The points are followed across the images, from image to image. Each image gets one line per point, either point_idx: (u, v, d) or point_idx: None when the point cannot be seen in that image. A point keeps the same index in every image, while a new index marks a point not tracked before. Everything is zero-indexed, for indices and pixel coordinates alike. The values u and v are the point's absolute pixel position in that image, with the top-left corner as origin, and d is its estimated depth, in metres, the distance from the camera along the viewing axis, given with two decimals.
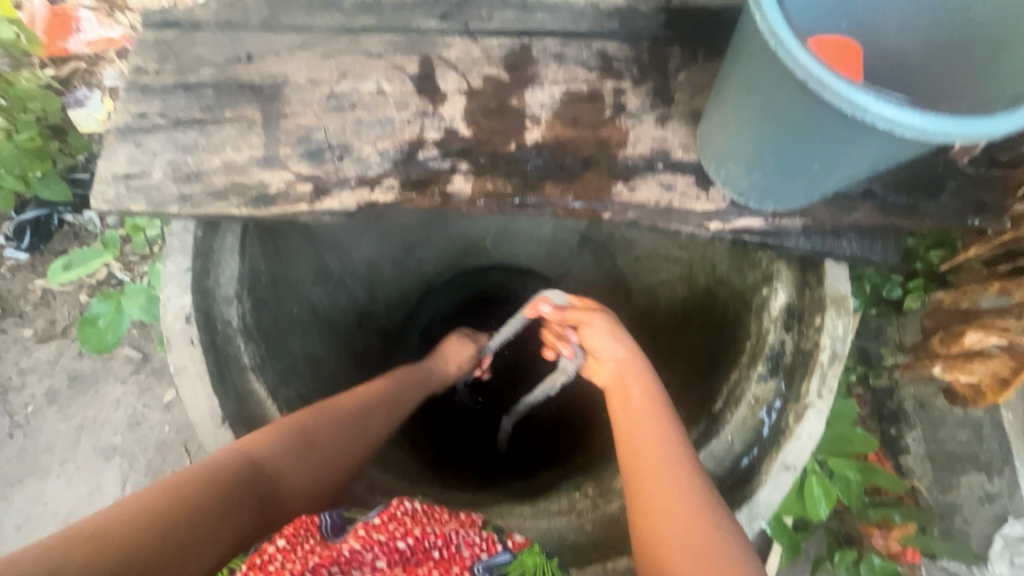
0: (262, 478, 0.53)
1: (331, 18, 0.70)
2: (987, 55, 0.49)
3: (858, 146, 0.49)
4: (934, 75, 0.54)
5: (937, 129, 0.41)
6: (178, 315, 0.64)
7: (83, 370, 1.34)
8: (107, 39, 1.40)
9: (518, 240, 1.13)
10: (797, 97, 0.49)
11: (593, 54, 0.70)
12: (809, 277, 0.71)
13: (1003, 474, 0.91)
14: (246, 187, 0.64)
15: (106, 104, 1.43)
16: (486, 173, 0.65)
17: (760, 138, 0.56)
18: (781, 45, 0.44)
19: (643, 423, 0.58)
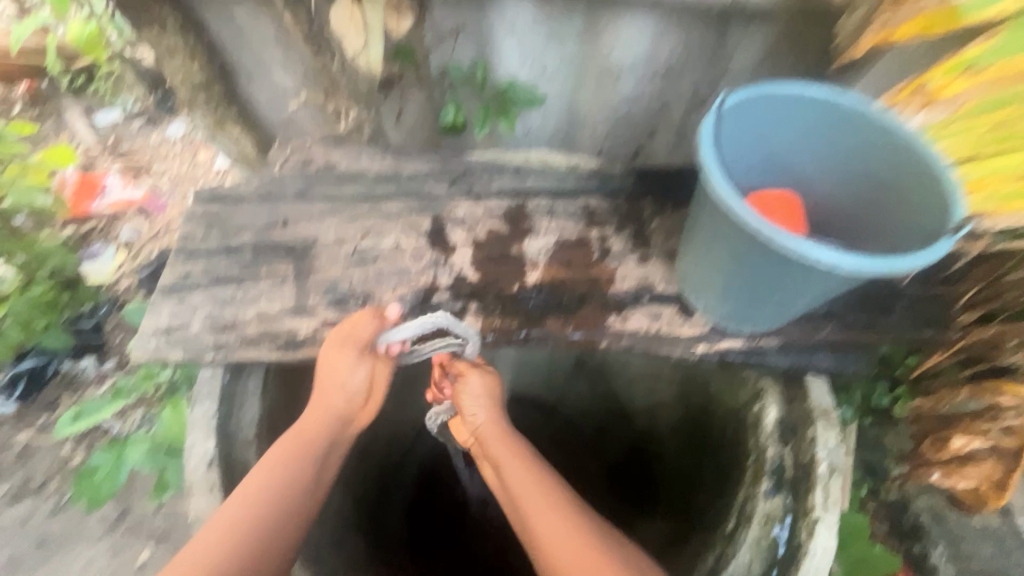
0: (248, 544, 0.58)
1: (356, 189, 0.84)
2: (898, 201, 0.61)
3: (812, 278, 0.58)
4: (861, 216, 0.65)
5: (867, 267, 0.51)
6: (200, 461, 0.66)
7: (53, 531, 1.27)
8: (127, 199, 1.62)
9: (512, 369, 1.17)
10: (752, 243, 0.59)
11: (578, 208, 0.83)
12: (794, 392, 0.76)
13: None
14: (277, 334, 0.71)
15: (120, 254, 1.54)
16: (493, 311, 0.73)
17: (729, 273, 0.65)
18: (731, 208, 0.55)
19: (524, 483, 0.70)
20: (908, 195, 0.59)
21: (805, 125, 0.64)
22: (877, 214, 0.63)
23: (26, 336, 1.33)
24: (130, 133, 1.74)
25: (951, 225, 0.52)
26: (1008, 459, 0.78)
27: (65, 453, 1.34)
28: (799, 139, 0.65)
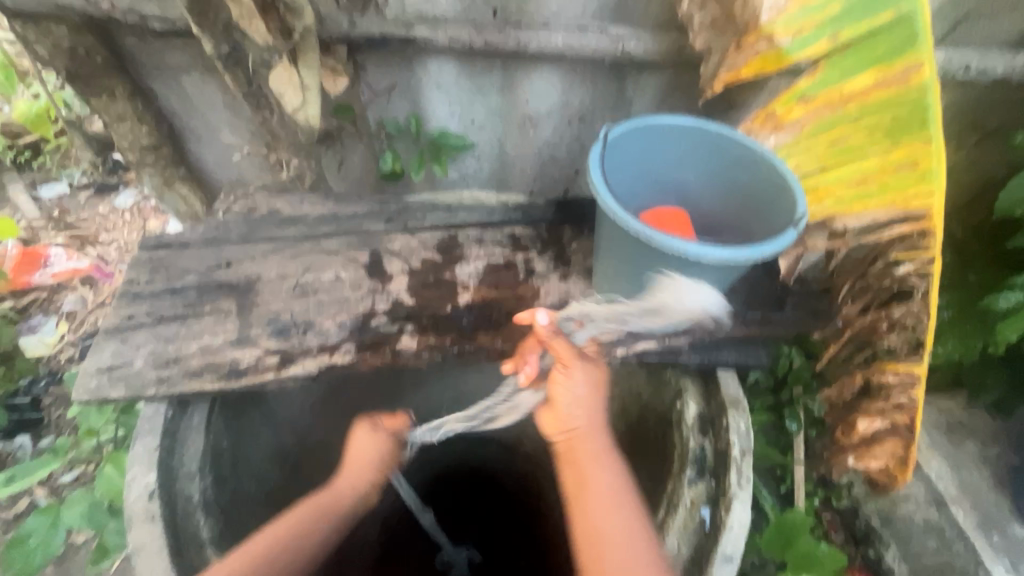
0: None
1: (298, 230, 0.90)
2: (759, 205, 0.71)
3: (694, 273, 0.68)
4: (736, 223, 0.76)
5: (728, 255, 0.61)
6: (141, 493, 0.67)
7: None
8: (72, 268, 1.60)
9: None
10: (640, 247, 0.68)
11: (505, 236, 0.92)
12: (710, 387, 0.84)
13: None
14: (219, 365, 0.74)
15: (61, 326, 1.52)
16: (428, 330, 0.79)
17: (631, 277, 0.74)
18: (616, 215, 0.64)
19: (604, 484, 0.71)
20: (765, 202, 0.71)
21: (682, 150, 0.75)
22: (747, 220, 0.74)
23: None
24: (76, 205, 1.75)
25: (796, 218, 0.63)
26: (904, 434, 0.88)
27: None
28: (677, 161, 0.76)
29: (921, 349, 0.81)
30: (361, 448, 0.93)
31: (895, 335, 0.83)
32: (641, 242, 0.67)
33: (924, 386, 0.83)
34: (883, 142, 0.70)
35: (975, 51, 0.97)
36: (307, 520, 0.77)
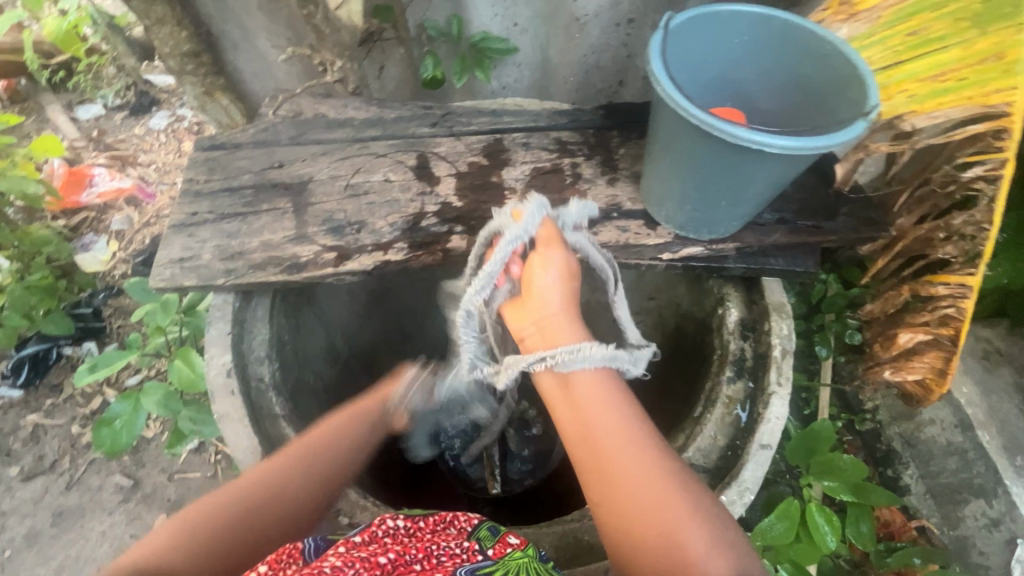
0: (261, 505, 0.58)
1: (344, 133, 0.91)
2: (825, 100, 0.68)
3: (748, 169, 0.66)
4: (798, 123, 0.73)
5: (790, 144, 0.60)
6: (220, 370, 0.74)
7: (69, 505, 1.32)
8: (116, 188, 1.63)
9: None
10: (695, 140, 0.66)
11: (552, 141, 0.91)
12: (753, 294, 0.86)
13: (999, 496, 1.09)
14: (281, 259, 0.78)
15: (112, 245, 1.58)
16: (477, 232, 0.81)
17: (681, 177, 0.73)
18: (674, 101, 0.62)
19: (609, 417, 0.58)
20: (828, 99, 0.68)
21: (747, 42, 0.71)
22: (805, 120, 0.71)
23: (28, 323, 1.40)
24: (113, 126, 1.77)
25: (866, 110, 0.60)
26: (947, 347, 0.87)
27: (74, 432, 1.40)
28: (738, 56, 0.73)
29: (979, 261, 0.78)
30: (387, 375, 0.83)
31: (949, 246, 0.81)
32: (697, 135, 0.65)
33: (974, 299, 0.81)
34: (972, 30, 0.66)
35: None
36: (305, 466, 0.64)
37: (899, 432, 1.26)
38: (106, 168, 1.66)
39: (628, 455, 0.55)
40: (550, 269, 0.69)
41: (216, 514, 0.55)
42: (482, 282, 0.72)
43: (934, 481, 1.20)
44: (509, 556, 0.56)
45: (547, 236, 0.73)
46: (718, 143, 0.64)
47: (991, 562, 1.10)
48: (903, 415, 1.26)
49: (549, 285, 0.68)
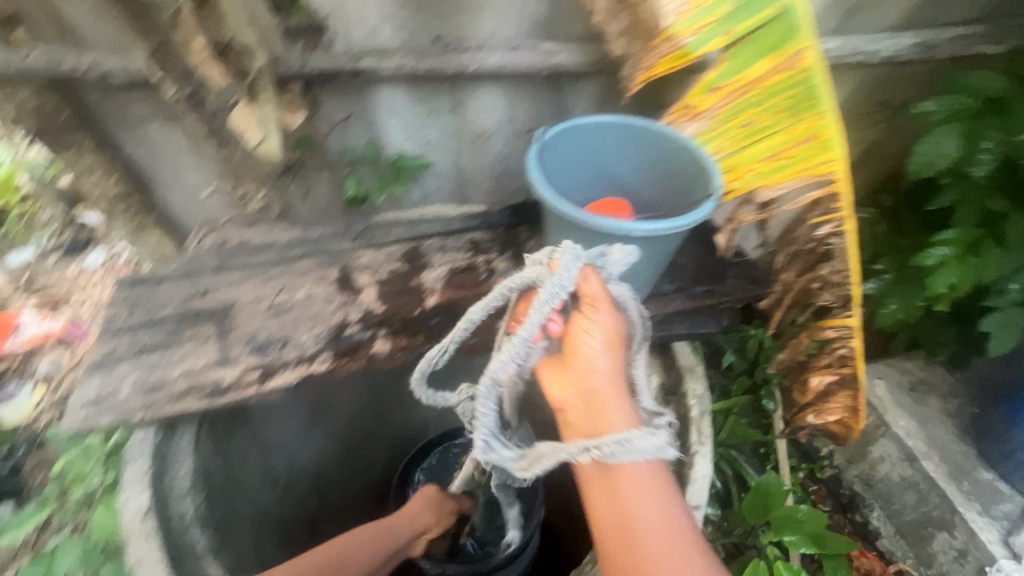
0: None
1: (268, 256, 0.95)
2: (684, 186, 0.80)
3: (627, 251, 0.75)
4: (668, 205, 0.84)
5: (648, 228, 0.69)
6: (136, 511, 0.71)
7: None
8: (45, 331, 1.58)
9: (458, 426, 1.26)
10: (578, 231, 0.75)
11: (465, 241, 0.99)
12: (668, 361, 0.91)
13: (959, 526, 1.14)
14: (203, 384, 0.78)
15: (37, 390, 1.50)
16: (400, 333, 0.84)
17: None
18: (551, 201, 0.72)
19: (654, 516, 0.60)
20: (688, 183, 0.79)
21: (617, 142, 0.83)
22: (676, 201, 0.82)
23: None
24: (45, 269, 1.75)
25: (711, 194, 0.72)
26: (852, 385, 0.96)
27: None
28: (611, 154, 0.85)
29: (853, 304, 0.89)
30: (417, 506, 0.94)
31: (827, 293, 0.92)
32: (578, 227, 0.74)
33: (859, 337, 0.91)
34: (787, 119, 0.79)
35: (884, 32, 1.05)
36: (356, 546, 0.83)
37: (858, 474, 1.34)
38: (34, 312, 1.61)
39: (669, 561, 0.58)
40: (602, 351, 0.63)
41: None
42: (517, 346, 0.60)
43: (900, 520, 1.27)
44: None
45: (591, 295, 0.63)
46: (596, 233, 0.73)
47: None
48: (857, 456, 1.35)
49: (600, 362, 0.63)
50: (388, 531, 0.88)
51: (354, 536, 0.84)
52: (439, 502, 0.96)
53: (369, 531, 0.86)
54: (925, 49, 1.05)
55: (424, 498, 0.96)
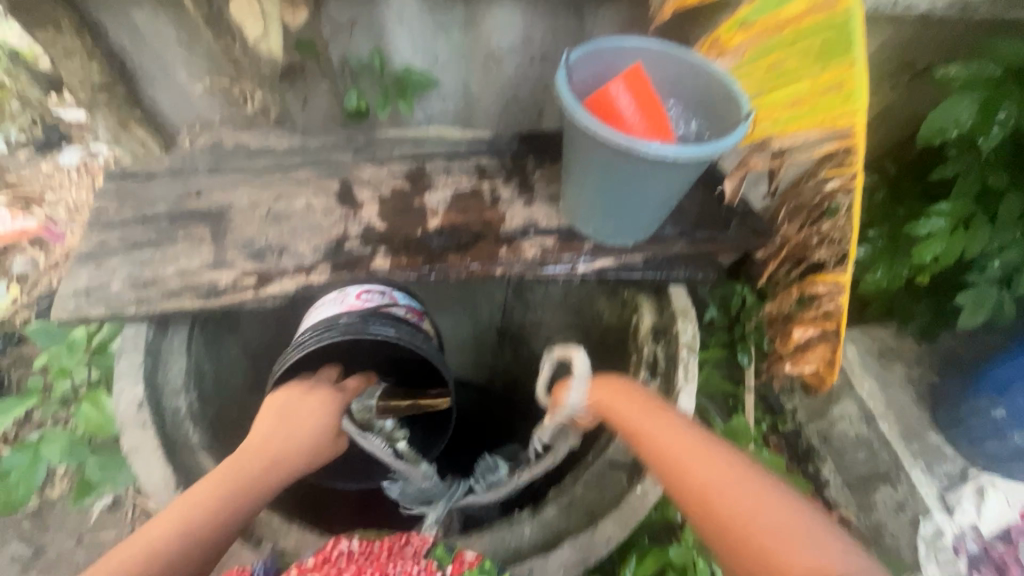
0: (210, 519, 0.57)
1: (265, 160, 0.91)
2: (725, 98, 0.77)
3: (656, 176, 0.74)
4: (707, 106, 0.81)
5: (680, 154, 0.69)
6: (131, 403, 0.70)
7: None
8: (19, 229, 1.51)
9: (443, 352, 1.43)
10: (611, 155, 0.72)
11: (472, 165, 0.95)
12: (662, 300, 0.93)
13: (902, 481, 1.40)
14: (198, 284, 0.77)
15: (13, 290, 1.47)
16: (400, 251, 0.83)
17: (590, 182, 0.80)
18: (568, 105, 0.70)
19: (692, 447, 0.60)
20: (714, 113, 0.80)
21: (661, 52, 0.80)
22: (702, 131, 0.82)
23: None
24: (17, 164, 1.62)
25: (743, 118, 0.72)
26: (831, 340, 1.00)
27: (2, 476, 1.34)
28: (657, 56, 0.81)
29: (846, 260, 0.92)
30: (304, 416, 0.74)
31: (825, 248, 0.94)
32: (614, 149, 0.71)
33: (847, 294, 0.95)
34: (814, 65, 0.80)
35: None
36: (269, 466, 0.66)
37: None
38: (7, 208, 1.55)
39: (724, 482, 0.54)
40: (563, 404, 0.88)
41: (207, 507, 0.57)
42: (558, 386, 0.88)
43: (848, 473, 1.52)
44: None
45: None
46: (625, 157, 0.71)
47: None
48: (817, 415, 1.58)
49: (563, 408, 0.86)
50: (287, 466, 0.68)
51: (278, 451, 0.68)
52: (321, 445, 0.74)
53: (220, 490, 0.59)
54: (962, 10, 1.05)
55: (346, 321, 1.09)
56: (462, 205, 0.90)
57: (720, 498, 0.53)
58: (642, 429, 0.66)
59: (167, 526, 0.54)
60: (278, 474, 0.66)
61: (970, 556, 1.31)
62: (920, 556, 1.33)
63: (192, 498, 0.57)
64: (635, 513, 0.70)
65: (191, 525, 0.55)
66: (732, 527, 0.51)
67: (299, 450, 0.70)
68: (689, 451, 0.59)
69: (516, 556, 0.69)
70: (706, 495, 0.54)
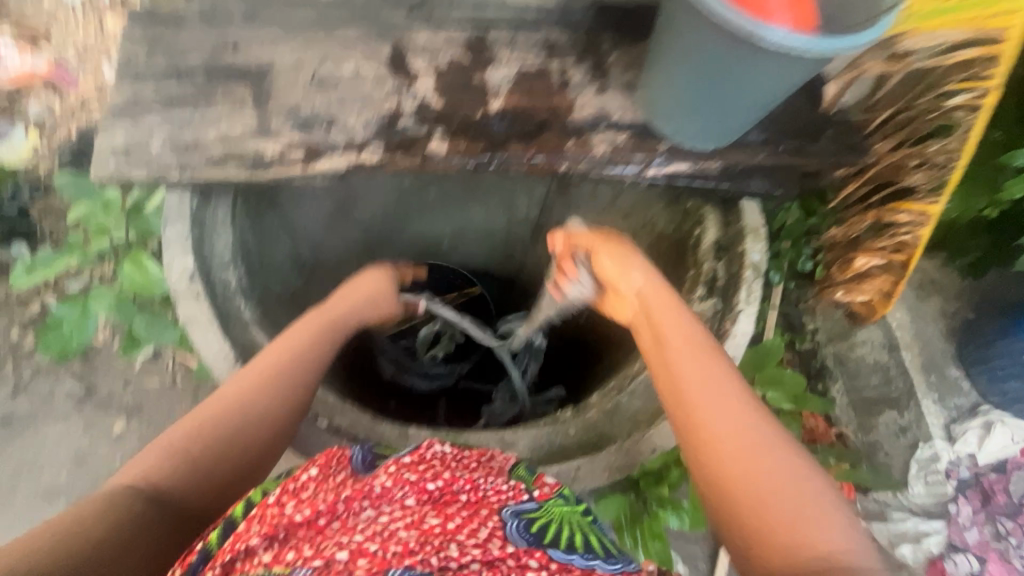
0: (251, 408, 0.56)
1: (306, 12, 0.79)
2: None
3: (769, 72, 0.64)
4: None
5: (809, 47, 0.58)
6: (182, 274, 0.69)
7: (22, 409, 1.44)
8: (31, 70, 1.42)
9: (468, 238, 1.32)
10: (724, 42, 0.62)
11: (540, 38, 0.83)
12: (730, 214, 0.86)
13: (910, 407, 1.38)
14: (243, 153, 0.71)
15: (32, 136, 1.41)
16: (459, 135, 0.75)
17: (686, 75, 0.69)
18: None
19: (717, 396, 0.56)
20: (835, 14, 0.65)
21: None
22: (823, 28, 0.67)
23: None
24: None
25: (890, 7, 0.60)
26: (896, 272, 0.96)
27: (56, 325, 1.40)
28: None
29: (943, 190, 0.87)
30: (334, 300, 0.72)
31: (922, 174, 0.88)
32: (731, 35, 0.60)
33: (931, 226, 0.90)
34: None
35: None
36: (304, 346, 0.63)
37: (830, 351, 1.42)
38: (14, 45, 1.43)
39: (745, 443, 0.52)
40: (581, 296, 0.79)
41: (244, 394, 0.57)
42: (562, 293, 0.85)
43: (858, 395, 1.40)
44: (554, 500, 0.55)
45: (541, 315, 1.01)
46: (741, 45, 0.61)
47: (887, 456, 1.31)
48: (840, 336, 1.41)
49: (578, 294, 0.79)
50: (325, 345, 0.66)
51: (309, 330, 0.65)
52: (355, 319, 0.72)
53: (257, 377, 0.58)
54: None
55: (383, 261, 1.24)
56: (528, 87, 0.79)
57: (731, 457, 0.52)
58: (670, 356, 0.61)
59: (207, 418, 0.54)
60: (316, 351, 0.64)
61: (959, 482, 1.34)
62: (910, 475, 1.33)
63: (228, 390, 0.57)
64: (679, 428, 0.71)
65: (228, 415, 0.55)
66: (736, 488, 0.50)
67: (337, 326, 0.69)
68: (712, 398, 0.56)
69: (564, 454, 0.70)
70: (721, 450, 0.52)
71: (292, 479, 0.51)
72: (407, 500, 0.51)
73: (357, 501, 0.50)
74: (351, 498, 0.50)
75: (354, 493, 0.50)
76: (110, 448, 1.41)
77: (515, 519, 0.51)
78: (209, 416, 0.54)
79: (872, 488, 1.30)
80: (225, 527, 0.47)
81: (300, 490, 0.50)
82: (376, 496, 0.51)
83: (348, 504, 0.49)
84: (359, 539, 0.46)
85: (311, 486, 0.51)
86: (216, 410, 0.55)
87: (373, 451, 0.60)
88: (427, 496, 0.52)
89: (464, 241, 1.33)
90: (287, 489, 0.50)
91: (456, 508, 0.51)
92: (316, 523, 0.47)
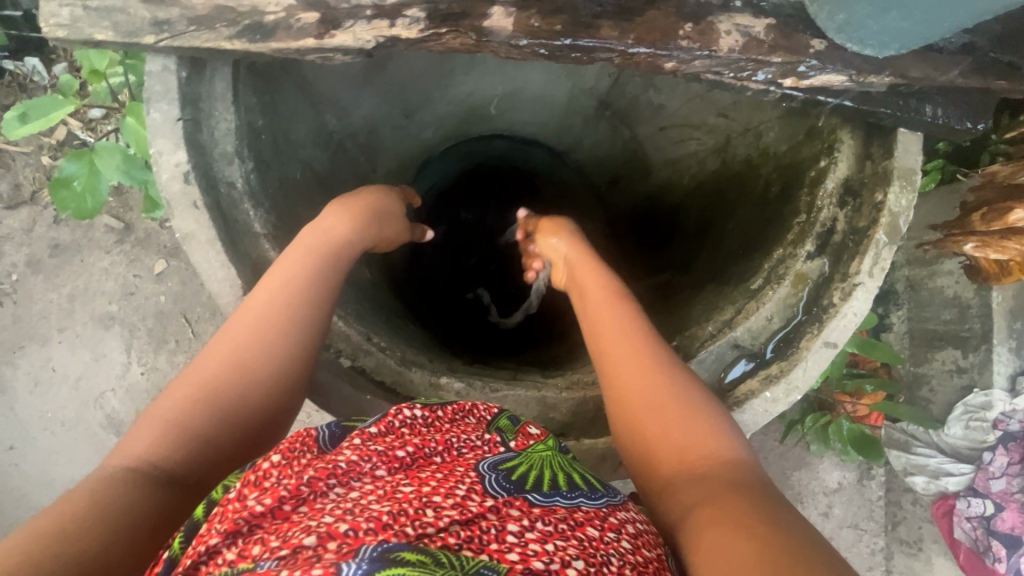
0: (250, 354, 0.54)
1: None
2: None
3: None
4: None
5: None
6: (173, 174, 0.58)
7: (62, 239, 1.43)
8: None
9: (528, 105, 1.10)
10: None
11: None
12: (873, 148, 0.65)
13: (978, 350, 1.14)
14: (236, 13, 0.53)
15: None
16: (530, 5, 0.53)
17: None
18: None
19: (627, 345, 0.58)
20: None
21: None
22: None
23: None
24: None
25: None
26: None
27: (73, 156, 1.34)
28: None
29: None
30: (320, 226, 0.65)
31: None
32: None
33: None
34: None
35: None
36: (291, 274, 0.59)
37: (908, 275, 1.22)
38: None
39: (649, 381, 0.54)
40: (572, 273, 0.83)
41: (239, 340, 0.55)
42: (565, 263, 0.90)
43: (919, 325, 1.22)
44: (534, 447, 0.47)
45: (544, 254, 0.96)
46: None
47: (936, 399, 1.20)
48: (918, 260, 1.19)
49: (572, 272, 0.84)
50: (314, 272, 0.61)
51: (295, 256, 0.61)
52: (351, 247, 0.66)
53: (248, 314, 0.56)
54: None
55: (422, 132, 1.06)
56: None
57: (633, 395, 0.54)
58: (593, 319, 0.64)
59: (204, 370, 0.53)
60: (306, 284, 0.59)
61: (1003, 433, 1.11)
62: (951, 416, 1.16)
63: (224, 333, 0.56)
64: (745, 426, 0.64)
65: (226, 366, 0.53)
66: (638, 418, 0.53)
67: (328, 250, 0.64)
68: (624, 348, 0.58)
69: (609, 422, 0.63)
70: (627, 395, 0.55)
71: (253, 469, 0.41)
72: (377, 472, 0.41)
73: (323, 483, 0.39)
74: (316, 480, 0.39)
75: (319, 472, 0.40)
76: (153, 285, 1.42)
77: (493, 471, 0.42)
78: (210, 369, 0.53)
79: (907, 425, 1.23)
80: (188, 531, 0.40)
81: (263, 479, 0.40)
82: (342, 473, 0.40)
83: (311, 483, 0.39)
84: (330, 520, 0.35)
85: (273, 475, 0.40)
86: (218, 360, 0.54)
87: (340, 421, 0.48)
88: (399, 464, 0.42)
89: (520, 105, 1.11)
90: (248, 482, 0.40)
91: (431, 471, 0.42)
92: (280, 512, 0.38)
